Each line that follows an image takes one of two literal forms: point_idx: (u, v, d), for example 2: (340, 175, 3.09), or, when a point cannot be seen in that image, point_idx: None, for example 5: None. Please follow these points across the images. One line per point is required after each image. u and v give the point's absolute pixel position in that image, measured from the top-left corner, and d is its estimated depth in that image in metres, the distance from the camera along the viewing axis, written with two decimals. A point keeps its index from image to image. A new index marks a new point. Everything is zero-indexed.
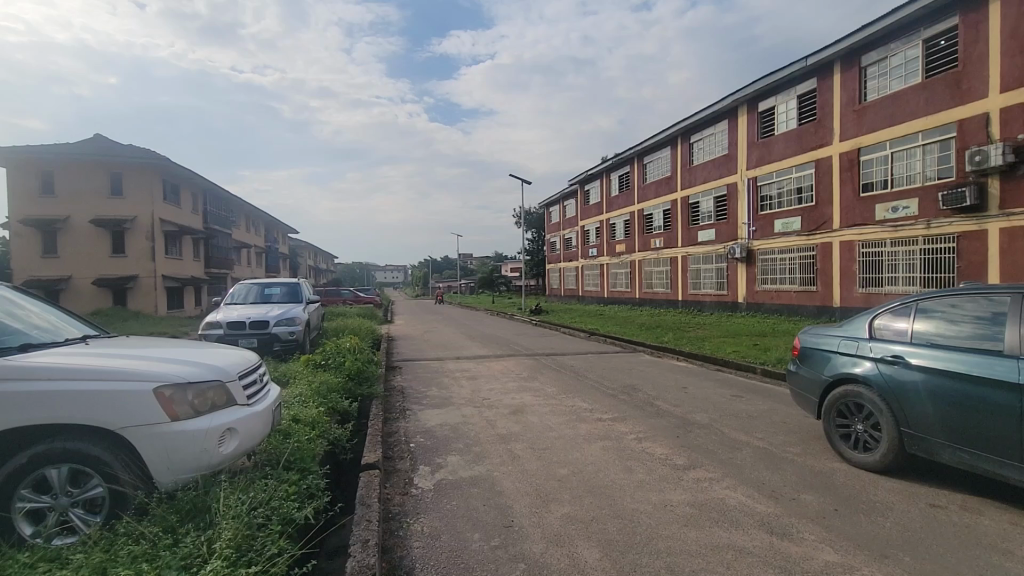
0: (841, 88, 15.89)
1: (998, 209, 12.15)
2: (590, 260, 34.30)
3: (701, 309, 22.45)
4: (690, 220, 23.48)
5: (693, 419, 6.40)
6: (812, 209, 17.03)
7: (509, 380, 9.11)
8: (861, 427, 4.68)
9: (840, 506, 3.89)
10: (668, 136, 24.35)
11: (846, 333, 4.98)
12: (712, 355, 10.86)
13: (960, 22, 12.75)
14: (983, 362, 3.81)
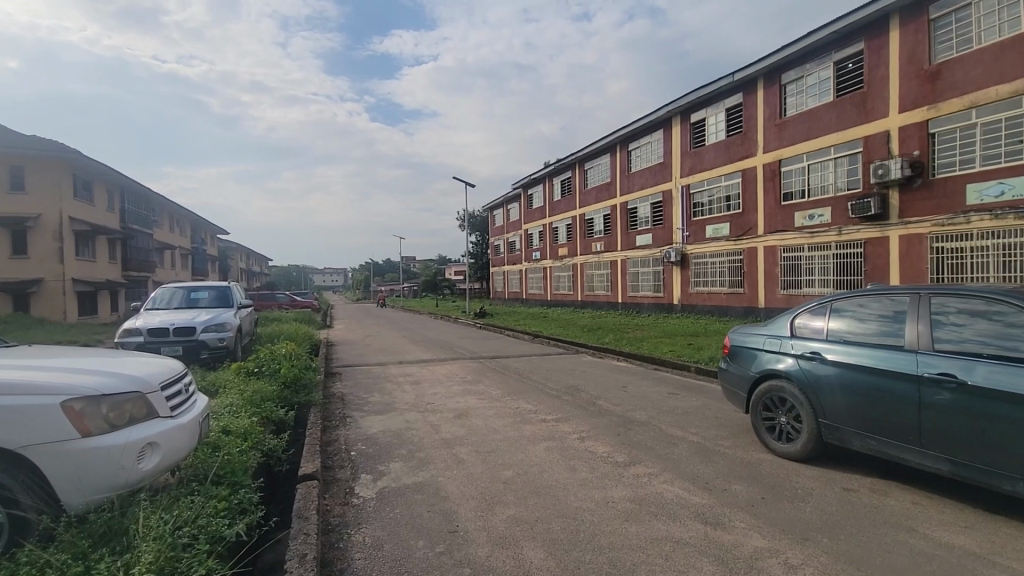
0: (764, 103, 17.00)
1: (897, 217, 13.36)
2: (534, 263, 34.70)
3: (639, 311, 23.25)
4: (629, 225, 24.28)
5: (633, 417, 6.61)
6: (740, 215, 18.09)
7: (453, 383, 9.04)
8: (784, 419, 5.02)
9: (766, 494, 4.14)
10: (607, 143, 25.09)
11: (770, 332, 5.33)
12: (651, 355, 11.27)
13: (865, 47, 13.99)
14: (887, 356, 4.18)
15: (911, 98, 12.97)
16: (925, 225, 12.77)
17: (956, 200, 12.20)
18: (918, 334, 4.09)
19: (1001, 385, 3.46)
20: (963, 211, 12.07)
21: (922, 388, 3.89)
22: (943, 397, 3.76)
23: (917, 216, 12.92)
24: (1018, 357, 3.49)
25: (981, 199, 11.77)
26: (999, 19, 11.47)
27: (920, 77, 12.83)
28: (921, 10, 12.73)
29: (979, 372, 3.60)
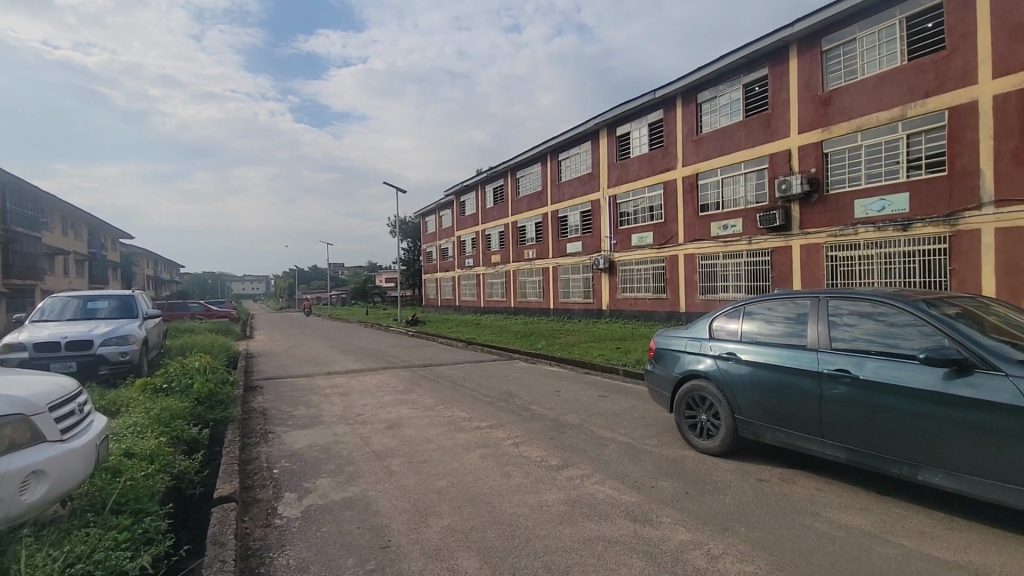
0: (682, 119, 18.09)
1: (798, 228, 14.61)
2: (467, 270, 34.62)
3: (570, 317, 23.80)
4: (560, 233, 24.85)
5: (565, 421, 6.74)
6: (662, 225, 19.06)
7: (384, 393, 8.79)
8: (705, 417, 5.32)
9: (690, 488, 4.36)
10: (538, 153, 25.60)
11: (691, 334, 5.64)
12: (581, 359, 11.55)
13: (769, 72, 15.28)
14: (792, 354, 4.55)
15: (809, 120, 14.29)
16: (821, 236, 14.06)
17: (846, 213, 13.54)
18: (818, 333, 4.50)
19: (886, 377, 3.87)
20: (852, 223, 13.42)
21: (822, 383, 4.26)
22: (840, 391, 4.14)
23: (815, 227, 14.21)
24: (899, 352, 3.93)
25: (866, 213, 13.14)
26: (878, 54, 12.88)
27: (816, 101, 14.17)
28: (816, 42, 14.10)
29: (869, 367, 4.01)
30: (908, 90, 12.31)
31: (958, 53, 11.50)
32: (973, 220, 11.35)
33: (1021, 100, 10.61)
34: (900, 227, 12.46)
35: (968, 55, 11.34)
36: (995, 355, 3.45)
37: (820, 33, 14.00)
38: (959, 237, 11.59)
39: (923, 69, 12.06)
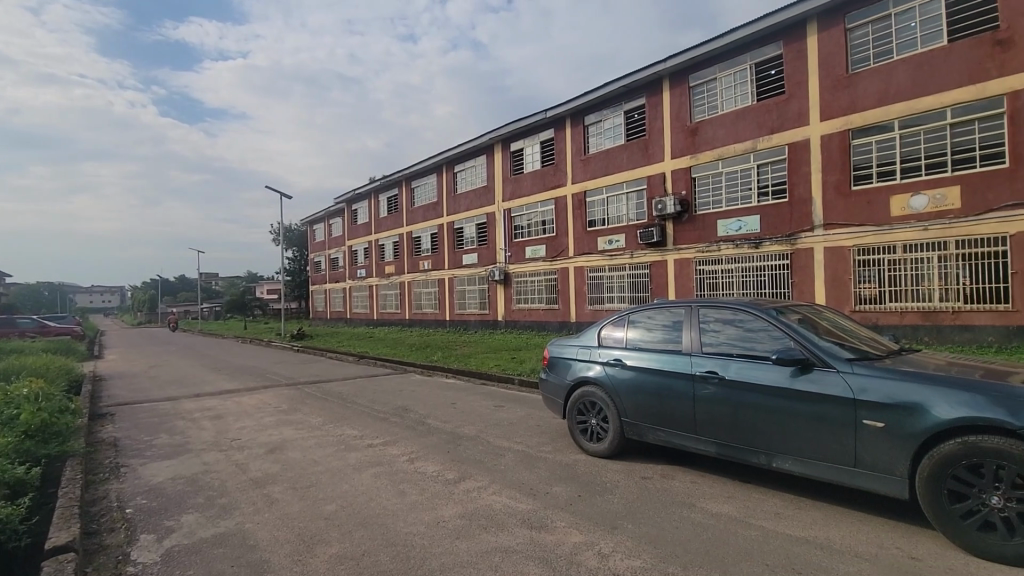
0: (571, 139, 19.08)
1: (673, 244, 16.04)
2: (359, 281, 33.20)
3: (466, 328, 23.78)
4: (456, 244, 24.82)
5: (462, 433, 6.68)
6: (554, 238, 19.86)
7: (265, 414, 8.07)
8: (594, 421, 5.58)
9: (582, 491, 4.54)
10: (434, 164, 25.44)
11: (581, 342, 5.89)
12: (478, 370, 11.56)
13: (646, 102, 16.69)
14: (670, 359, 4.94)
15: (680, 147, 15.81)
16: (691, 251, 15.55)
17: (711, 232, 15.13)
18: (691, 339, 4.92)
19: (747, 377, 4.34)
20: (716, 241, 15.03)
21: (695, 385, 4.67)
22: (710, 391, 4.57)
23: (687, 244, 15.69)
24: (756, 354, 4.43)
25: (727, 232, 14.80)
26: (735, 93, 14.64)
27: (685, 131, 15.71)
28: (685, 78, 15.68)
29: (733, 368, 4.46)
30: (758, 126, 14.10)
31: (795, 98, 13.40)
32: (808, 240, 13.21)
33: (841, 141, 12.63)
34: (754, 245, 14.19)
35: (803, 100, 13.26)
36: (829, 355, 4.02)
37: (689, 70, 15.60)
38: (798, 254, 13.42)
39: (769, 109, 13.89)
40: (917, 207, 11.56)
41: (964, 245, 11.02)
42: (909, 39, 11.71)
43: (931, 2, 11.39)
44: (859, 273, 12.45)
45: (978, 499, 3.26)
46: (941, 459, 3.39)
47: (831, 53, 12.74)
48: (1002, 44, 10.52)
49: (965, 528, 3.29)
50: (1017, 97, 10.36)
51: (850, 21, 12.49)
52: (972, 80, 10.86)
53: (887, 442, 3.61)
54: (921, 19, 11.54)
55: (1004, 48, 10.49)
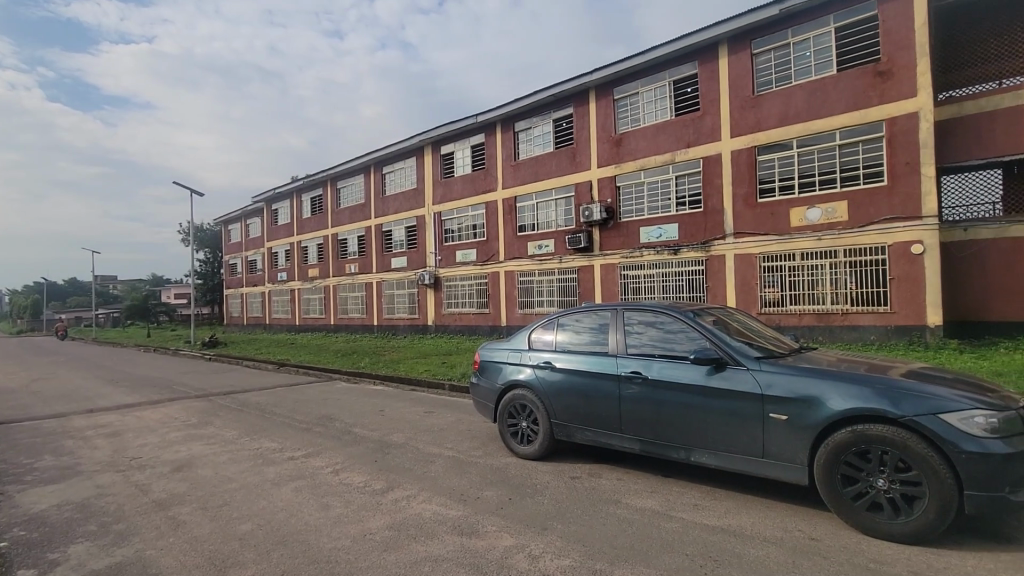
0: (501, 145, 19.25)
1: (599, 250, 16.60)
2: (279, 285, 31.48)
3: (395, 333, 23.22)
4: (384, 247, 24.19)
5: (390, 441, 6.50)
6: (485, 243, 19.91)
7: (170, 429, 7.42)
8: (524, 423, 5.64)
9: (513, 494, 4.56)
10: (361, 164, 24.68)
11: (512, 346, 5.94)
12: (407, 376, 11.31)
13: (574, 111, 17.20)
14: (596, 360, 5.10)
15: (606, 156, 16.43)
16: (616, 257, 16.18)
17: (634, 238, 15.83)
18: (616, 341, 5.10)
19: (667, 377, 4.56)
20: (638, 247, 15.74)
21: (620, 385, 4.85)
22: (634, 390, 4.76)
23: (612, 250, 16.30)
24: (675, 354, 4.66)
25: (649, 238, 15.55)
26: (655, 107, 15.44)
27: (610, 141, 16.36)
28: (609, 90, 16.33)
29: (655, 368, 4.68)
30: (677, 140, 14.95)
31: (709, 115, 14.34)
32: (720, 247, 14.16)
33: (749, 156, 13.68)
34: (673, 251, 15.01)
35: (716, 117, 14.21)
36: (740, 354, 4.32)
37: (613, 83, 16.26)
38: (712, 260, 14.35)
39: (686, 124, 14.77)
40: (813, 219, 12.74)
41: (851, 254, 12.26)
42: (805, 66, 12.89)
43: (823, 34, 12.61)
44: (764, 278, 13.50)
45: (866, 482, 3.63)
46: (835, 447, 3.74)
47: (740, 75, 13.77)
48: (882, 76, 11.85)
49: (856, 509, 3.65)
50: (893, 123, 11.71)
51: (756, 46, 13.58)
52: (857, 106, 12.14)
53: (790, 433, 3.93)
54: (815, 49, 12.74)
55: (882, 79, 11.82)
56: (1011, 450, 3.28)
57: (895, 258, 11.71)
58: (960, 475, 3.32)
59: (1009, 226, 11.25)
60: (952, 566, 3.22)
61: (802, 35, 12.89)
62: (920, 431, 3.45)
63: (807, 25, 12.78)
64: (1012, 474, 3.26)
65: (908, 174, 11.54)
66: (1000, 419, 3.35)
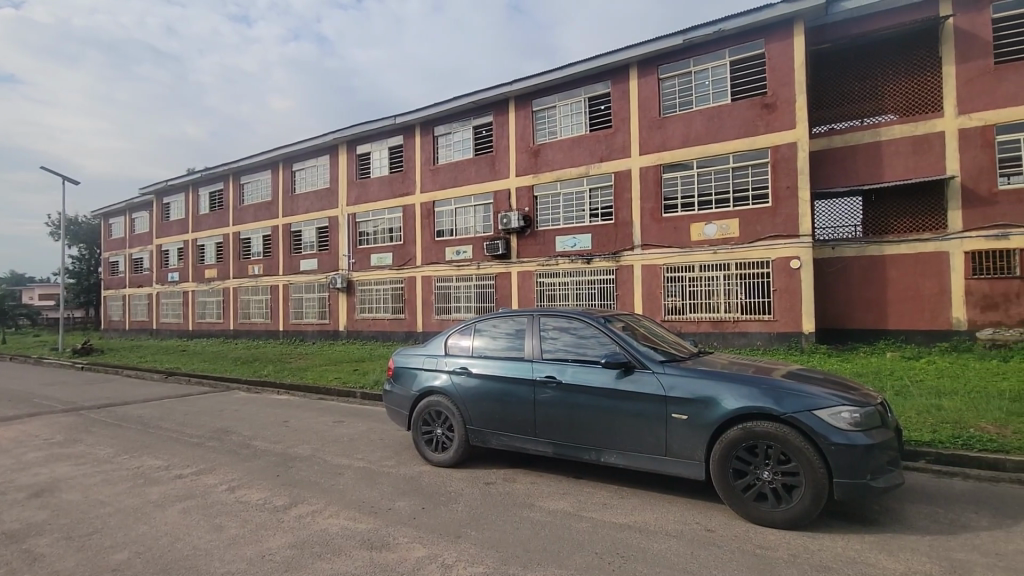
0: (420, 148, 18.98)
1: (516, 257, 16.85)
2: (170, 286, 28.62)
3: (303, 339, 21.97)
4: (292, 248, 22.83)
5: (294, 453, 6.10)
6: (401, 246, 19.47)
7: (28, 449, 6.44)
8: (440, 430, 5.55)
9: (426, 503, 4.46)
10: (268, 159, 23.17)
11: (427, 351, 5.83)
12: (315, 384, 10.71)
13: (494, 120, 17.39)
14: (513, 366, 5.14)
15: (524, 166, 16.75)
16: (533, 264, 16.51)
17: (550, 247, 16.26)
18: (532, 346, 5.18)
19: (580, 381, 4.70)
20: (554, 255, 16.18)
21: (535, 389, 4.93)
22: (548, 394, 4.86)
23: (529, 257, 16.62)
24: (587, 358, 4.82)
25: (564, 248, 16.05)
26: (571, 121, 16.02)
27: (528, 151, 16.71)
28: (528, 102, 16.69)
29: (569, 372, 4.81)
30: (591, 154, 15.60)
31: (621, 132, 15.12)
32: (629, 257, 14.93)
33: (655, 173, 14.57)
34: (586, 260, 15.59)
35: (627, 134, 15.01)
36: (646, 357, 4.55)
37: (532, 95, 16.64)
38: (621, 270, 15.09)
39: (600, 139, 15.46)
40: (710, 234, 13.84)
41: (742, 267, 13.44)
42: (704, 94, 14.01)
43: (720, 66, 13.79)
44: (668, 287, 14.42)
45: (754, 474, 3.98)
46: (728, 443, 4.05)
47: (649, 96, 14.67)
48: (768, 108, 13.16)
49: (745, 500, 3.98)
50: (778, 150, 13.02)
51: (662, 71, 14.54)
52: (748, 133, 13.38)
53: (690, 431, 4.20)
54: (713, 78, 13.89)
55: (769, 111, 13.13)
56: (870, 441, 3.74)
57: (778, 271, 12.99)
58: (831, 464, 3.74)
59: (869, 246, 12.90)
60: (823, 547, 3.60)
61: (702, 65, 14.01)
62: (799, 427, 3.84)
63: (707, 56, 13.92)
64: (871, 462, 3.72)
65: (789, 197, 12.88)
66: (862, 414, 3.82)
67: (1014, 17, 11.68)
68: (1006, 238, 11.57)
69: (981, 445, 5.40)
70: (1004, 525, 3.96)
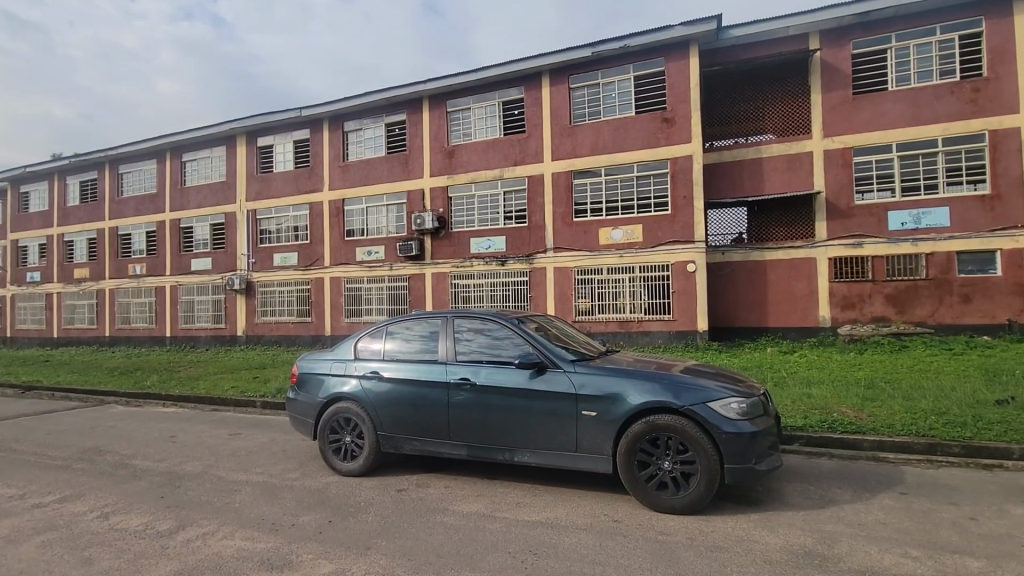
0: (329, 143, 18.11)
1: (430, 258, 16.62)
2: (28, 288, 24.85)
3: (194, 346, 20.06)
4: (181, 246, 20.77)
5: (183, 472, 5.54)
6: (308, 246, 18.44)
7: None
8: (349, 438, 5.31)
9: (333, 516, 4.24)
10: (153, 147, 20.92)
11: (336, 356, 5.55)
12: (208, 395, 9.80)
13: (407, 118, 17.03)
14: (426, 369, 5.05)
15: (438, 166, 16.57)
16: (448, 266, 16.37)
17: (465, 248, 16.22)
18: (446, 348, 5.11)
19: (494, 382, 4.73)
20: (469, 257, 16.16)
21: (449, 392, 4.88)
22: (462, 396, 4.83)
23: (443, 259, 16.47)
24: (501, 359, 4.85)
25: (478, 249, 16.09)
26: (486, 124, 16.11)
27: (443, 152, 16.56)
28: (443, 102, 16.55)
29: (483, 373, 4.81)
30: (505, 157, 15.78)
31: (533, 138, 15.46)
32: (542, 260, 15.29)
33: (566, 179, 15.07)
34: (500, 262, 15.74)
35: (539, 140, 15.38)
36: (558, 357, 4.67)
37: (446, 95, 16.52)
38: (535, 272, 15.41)
39: (514, 144, 15.69)
40: (617, 239, 14.56)
41: (645, 270, 14.28)
42: (612, 105, 14.73)
43: (625, 80, 14.57)
44: (578, 289, 14.95)
45: (656, 465, 4.23)
46: (633, 437, 4.27)
47: (560, 104, 15.13)
48: (668, 122, 14.10)
49: (648, 490, 4.22)
50: (676, 162, 13.98)
51: (573, 81, 15.07)
52: (650, 144, 14.24)
53: (599, 428, 4.37)
54: (619, 91, 14.65)
55: (669, 125, 14.07)
56: (755, 429, 4.12)
57: (677, 274, 13.95)
58: (722, 452, 4.07)
59: (754, 252, 14.25)
60: (715, 528, 3.91)
61: (609, 77, 14.72)
62: (695, 419, 4.14)
63: (614, 70, 14.66)
64: (756, 448, 4.10)
65: (686, 205, 13.88)
66: (748, 404, 4.20)
67: (867, 54, 13.48)
68: (861, 247, 13.31)
69: (842, 427, 6.18)
70: (862, 497, 4.55)
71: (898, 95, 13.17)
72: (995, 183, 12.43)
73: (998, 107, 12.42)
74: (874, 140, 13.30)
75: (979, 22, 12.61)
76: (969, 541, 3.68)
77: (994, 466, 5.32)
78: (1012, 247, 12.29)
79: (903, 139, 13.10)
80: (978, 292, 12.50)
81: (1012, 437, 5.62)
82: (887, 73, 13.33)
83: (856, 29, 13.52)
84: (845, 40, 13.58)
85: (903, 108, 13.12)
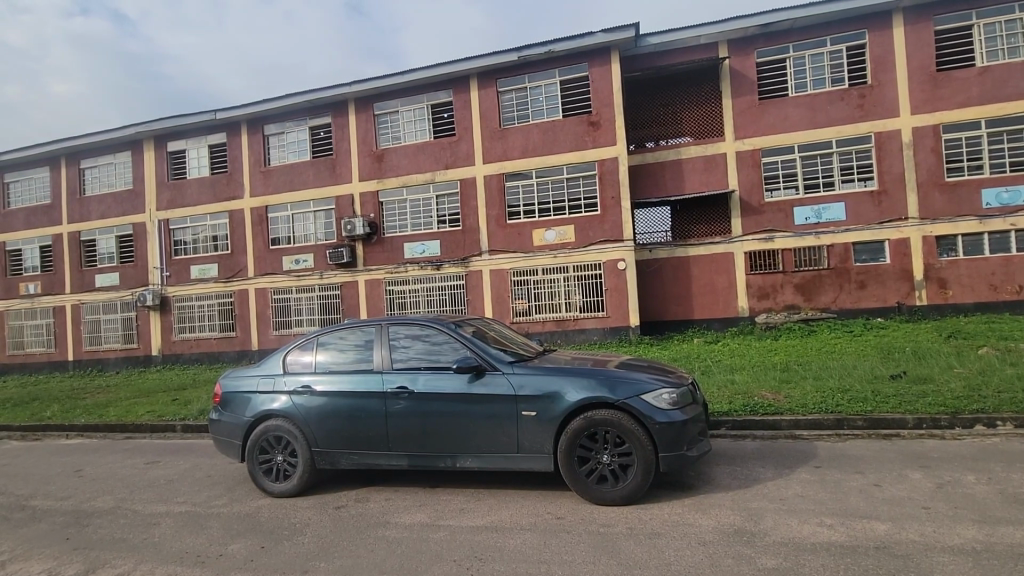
0: (249, 147, 17.15)
1: (363, 265, 16.14)
2: None
3: (102, 370, 18.31)
4: (83, 261, 18.89)
5: (91, 509, 5.02)
6: (229, 257, 17.35)
7: None
8: (281, 457, 5.05)
9: (266, 541, 4.01)
10: (45, 154, 18.89)
11: (262, 371, 5.25)
12: (120, 423, 8.94)
13: (333, 121, 16.44)
14: (361, 379, 4.89)
15: (367, 170, 16.15)
16: (382, 272, 15.99)
17: (399, 253, 15.91)
18: (381, 357, 4.97)
19: (432, 388, 4.66)
20: (404, 262, 15.87)
21: (386, 402, 4.75)
22: (400, 405, 4.72)
23: (377, 265, 16.04)
24: (440, 365, 4.79)
25: (413, 254, 15.83)
26: (415, 127, 15.90)
27: (372, 155, 16.14)
28: (370, 104, 16.13)
29: (421, 380, 4.73)
30: (436, 160, 15.64)
31: (464, 141, 15.43)
32: (478, 263, 15.27)
33: (498, 182, 15.13)
34: (435, 267, 15.57)
35: (470, 143, 15.37)
36: (496, 359, 4.68)
37: (373, 97, 16.13)
38: (471, 275, 15.36)
39: (444, 147, 15.59)
40: (550, 239, 14.82)
41: (579, 269, 14.63)
42: (539, 108, 15.00)
43: (552, 84, 14.88)
44: (515, 290, 15.05)
45: (596, 459, 4.35)
46: (572, 433, 4.35)
47: (489, 107, 15.19)
48: (594, 125, 14.51)
49: (589, 484, 4.33)
50: (604, 164, 14.44)
51: (501, 85, 15.19)
52: (578, 146, 14.61)
53: (540, 427, 4.41)
54: (546, 95, 14.94)
55: (595, 128, 14.50)
56: (685, 416, 4.32)
57: (609, 272, 14.40)
58: (657, 442, 4.24)
59: (678, 249, 14.98)
60: (654, 515, 4.08)
61: (536, 81, 14.99)
62: (630, 411, 4.28)
63: (540, 74, 14.94)
64: (687, 434, 4.30)
65: (615, 206, 14.35)
66: (678, 393, 4.39)
67: (770, 62, 14.58)
68: (772, 241, 14.37)
69: (762, 409, 6.64)
70: (783, 474, 4.90)
71: (798, 101, 14.34)
72: (882, 180, 13.83)
73: (882, 111, 13.83)
74: (780, 142, 14.38)
75: (862, 35, 14.00)
76: (875, 506, 4.06)
77: (892, 435, 5.91)
78: (899, 237, 13.71)
79: (804, 141, 14.27)
80: (873, 278, 13.83)
81: (905, 408, 6.28)
82: (788, 80, 14.48)
83: (760, 39, 14.58)
84: (751, 48, 14.61)
85: (803, 112, 14.29)
